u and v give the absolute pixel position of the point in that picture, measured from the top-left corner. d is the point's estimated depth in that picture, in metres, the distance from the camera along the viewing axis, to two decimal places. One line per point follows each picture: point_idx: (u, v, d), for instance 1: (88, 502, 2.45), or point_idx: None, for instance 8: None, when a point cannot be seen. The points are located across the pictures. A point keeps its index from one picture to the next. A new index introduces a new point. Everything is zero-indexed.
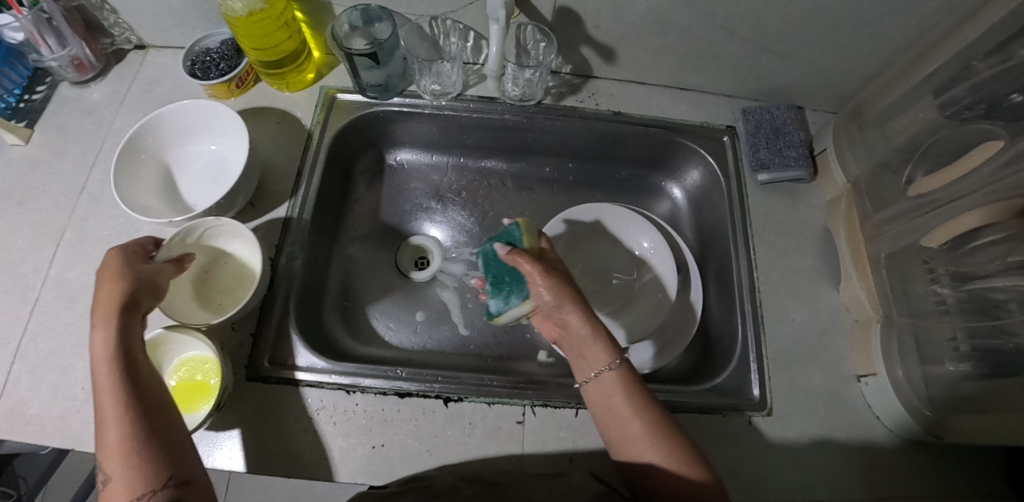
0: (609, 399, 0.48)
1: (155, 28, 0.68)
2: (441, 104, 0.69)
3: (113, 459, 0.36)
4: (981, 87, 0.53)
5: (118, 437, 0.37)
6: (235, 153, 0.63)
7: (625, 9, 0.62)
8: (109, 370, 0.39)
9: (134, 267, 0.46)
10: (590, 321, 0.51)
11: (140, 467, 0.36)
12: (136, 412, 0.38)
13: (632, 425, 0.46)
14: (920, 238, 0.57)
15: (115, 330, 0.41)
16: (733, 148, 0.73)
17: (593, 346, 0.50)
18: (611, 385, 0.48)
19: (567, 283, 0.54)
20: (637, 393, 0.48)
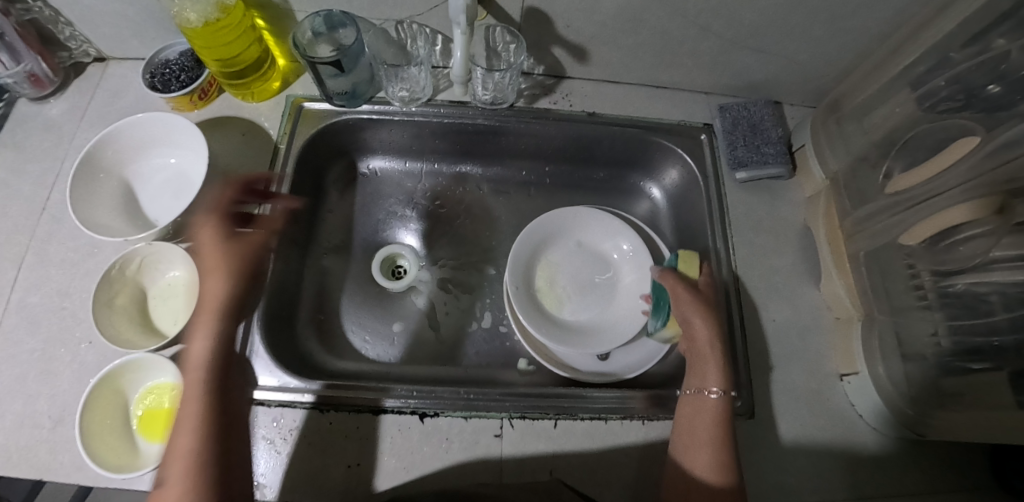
0: (698, 416, 0.51)
1: (113, 39, 0.66)
2: (411, 110, 0.67)
3: (182, 464, 0.41)
4: (958, 80, 0.52)
5: (197, 404, 0.45)
6: (195, 164, 0.61)
7: (596, 8, 0.60)
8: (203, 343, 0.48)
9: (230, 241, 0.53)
10: (715, 345, 0.54)
11: (200, 457, 0.42)
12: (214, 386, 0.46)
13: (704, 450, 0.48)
14: (898, 235, 0.57)
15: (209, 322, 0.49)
16: (711, 146, 0.71)
17: (710, 367, 0.53)
18: (706, 405, 0.51)
19: (710, 305, 0.58)
20: (722, 424, 0.50)
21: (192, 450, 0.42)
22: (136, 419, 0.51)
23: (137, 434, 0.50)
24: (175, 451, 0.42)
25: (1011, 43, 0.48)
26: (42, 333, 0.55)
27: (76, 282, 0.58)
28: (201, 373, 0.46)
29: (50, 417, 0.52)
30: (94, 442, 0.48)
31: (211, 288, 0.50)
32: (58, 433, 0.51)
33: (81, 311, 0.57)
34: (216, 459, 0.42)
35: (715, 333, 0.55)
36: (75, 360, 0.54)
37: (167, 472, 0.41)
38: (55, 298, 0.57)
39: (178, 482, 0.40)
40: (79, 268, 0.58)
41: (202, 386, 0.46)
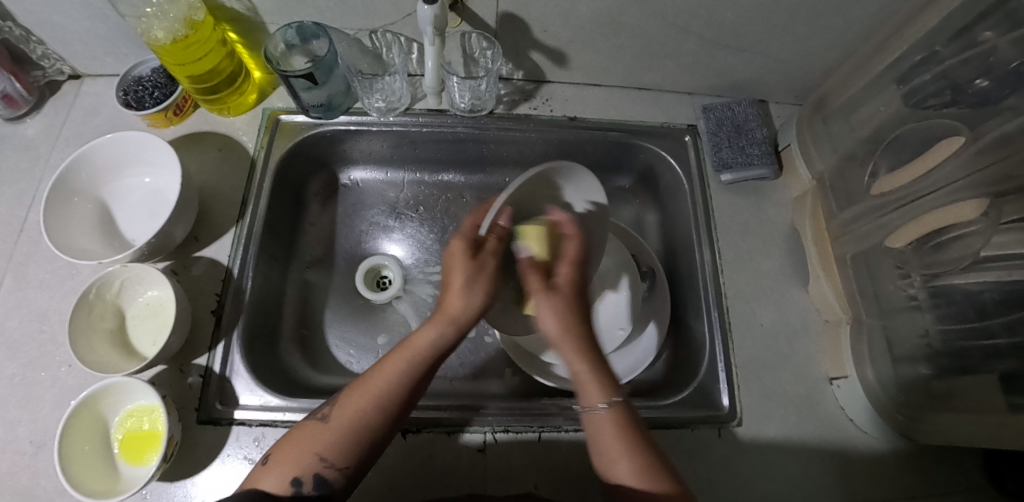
0: (604, 431, 0.43)
1: (86, 57, 0.65)
2: (389, 121, 0.67)
3: (339, 423, 0.42)
4: (944, 76, 0.51)
5: (372, 392, 0.44)
6: (171, 183, 0.60)
7: (571, 12, 0.59)
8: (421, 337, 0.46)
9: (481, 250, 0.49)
10: (583, 350, 0.46)
11: (336, 440, 0.42)
12: (404, 378, 0.45)
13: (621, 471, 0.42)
14: (886, 238, 0.56)
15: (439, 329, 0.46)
16: (696, 148, 0.70)
17: (584, 377, 0.45)
18: (600, 419, 0.44)
19: (575, 302, 0.49)
20: (628, 431, 0.43)
21: (361, 416, 0.43)
22: (117, 443, 0.50)
23: (118, 459, 0.50)
24: (350, 403, 0.43)
25: (997, 37, 0.46)
26: (23, 358, 0.55)
27: (54, 305, 0.58)
28: (416, 357, 0.45)
29: (31, 442, 0.52)
30: (75, 469, 0.47)
31: (457, 294, 0.47)
32: (39, 459, 0.51)
33: (61, 334, 0.56)
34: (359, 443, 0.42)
35: (577, 325, 0.48)
36: (55, 384, 0.54)
37: (334, 410, 0.43)
38: (34, 321, 0.57)
39: (329, 441, 0.42)
40: (57, 290, 0.58)
41: (409, 368, 0.45)
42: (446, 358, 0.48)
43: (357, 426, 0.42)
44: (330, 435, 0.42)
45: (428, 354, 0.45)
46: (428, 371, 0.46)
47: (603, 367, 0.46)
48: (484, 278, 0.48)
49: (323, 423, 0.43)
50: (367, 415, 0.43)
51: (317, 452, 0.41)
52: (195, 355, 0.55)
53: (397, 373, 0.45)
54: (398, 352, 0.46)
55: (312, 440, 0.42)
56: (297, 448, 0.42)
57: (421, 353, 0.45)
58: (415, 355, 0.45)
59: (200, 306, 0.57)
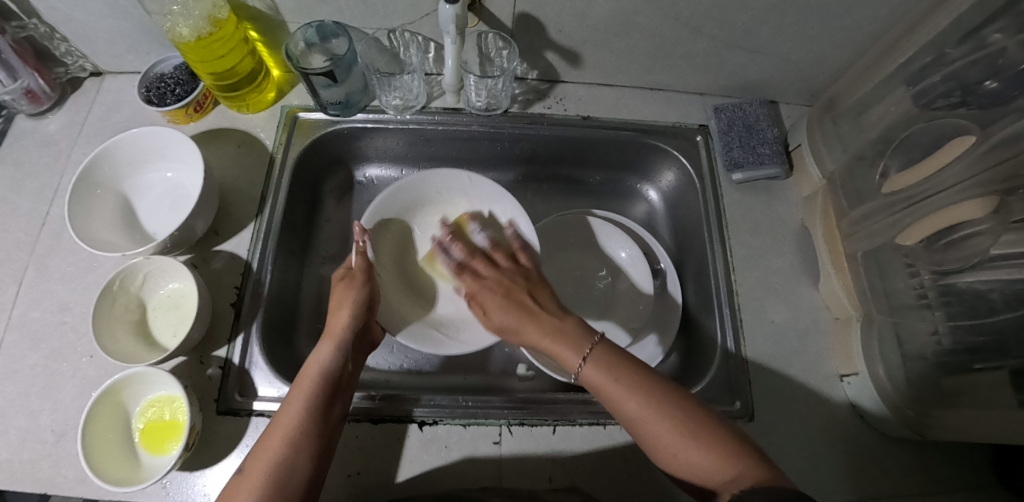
0: (610, 389, 0.45)
1: (108, 54, 0.66)
2: (405, 119, 0.68)
3: (261, 464, 0.43)
4: (955, 77, 0.52)
5: (283, 431, 0.45)
6: (192, 178, 0.61)
7: (587, 12, 0.60)
8: (308, 376, 0.49)
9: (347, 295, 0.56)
10: (509, 303, 0.53)
11: (255, 485, 0.41)
12: (290, 417, 0.46)
13: (660, 429, 0.42)
14: (896, 235, 0.57)
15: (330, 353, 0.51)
16: (707, 147, 0.71)
17: (545, 342, 0.50)
18: (593, 372, 0.46)
19: (536, 284, 0.56)
20: (624, 369, 0.46)
21: (274, 455, 0.43)
22: (138, 432, 0.51)
23: (139, 448, 0.51)
24: (264, 448, 0.44)
25: (1006, 38, 0.47)
26: (45, 348, 0.56)
27: (76, 297, 0.58)
28: (310, 387, 0.48)
29: (53, 431, 0.52)
30: (97, 457, 0.48)
31: (336, 324, 0.54)
32: (61, 448, 0.52)
33: (82, 326, 0.57)
34: (271, 483, 0.42)
35: (512, 298, 0.53)
36: (77, 374, 0.55)
37: (246, 462, 0.44)
38: (55, 313, 0.58)
39: (253, 483, 0.42)
40: (79, 282, 0.59)
41: (307, 398, 0.47)
42: (336, 388, 0.50)
43: (282, 463, 0.43)
44: (245, 485, 0.42)
45: (314, 384, 0.48)
46: (328, 399, 0.48)
47: (558, 324, 0.50)
48: (360, 306, 0.55)
49: (240, 475, 0.43)
50: (277, 454, 0.43)
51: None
52: (215, 347, 0.56)
53: (299, 405, 0.46)
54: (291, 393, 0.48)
55: (235, 489, 0.42)
56: (226, 498, 0.42)
57: (315, 379, 0.49)
58: (310, 386, 0.48)
59: (221, 299, 0.58)
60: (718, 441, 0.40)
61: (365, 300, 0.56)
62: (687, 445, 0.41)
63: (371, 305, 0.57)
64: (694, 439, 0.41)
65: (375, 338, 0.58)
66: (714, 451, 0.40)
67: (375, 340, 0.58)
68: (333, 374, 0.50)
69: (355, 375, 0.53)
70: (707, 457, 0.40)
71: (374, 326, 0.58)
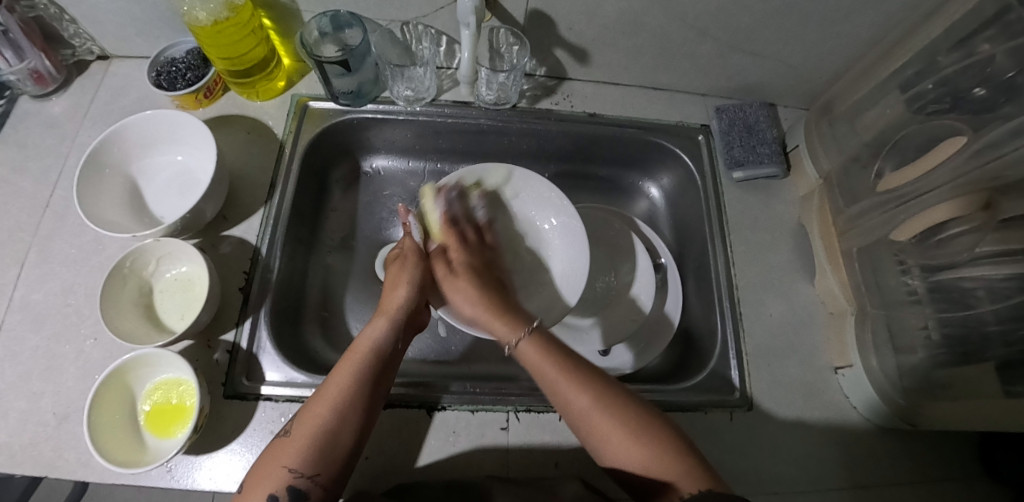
0: (543, 367, 0.49)
1: (117, 38, 0.66)
2: (415, 110, 0.69)
3: (310, 427, 0.44)
4: (946, 82, 0.54)
5: (335, 395, 0.45)
6: (202, 163, 0.62)
7: (597, 11, 0.62)
8: (360, 347, 0.50)
9: (404, 275, 0.57)
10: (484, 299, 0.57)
11: (310, 450, 0.42)
12: (348, 384, 0.46)
13: (599, 421, 0.45)
14: (891, 231, 0.58)
15: (385, 327, 0.52)
16: (708, 147, 0.74)
17: (478, 316, 0.56)
18: (529, 348, 0.51)
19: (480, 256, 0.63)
20: (558, 352, 0.50)
21: (322, 420, 0.44)
22: (144, 414, 0.51)
23: (144, 430, 0.50)
24: (311, 413, 0.44)
25: (995, 47, 0.50)
26: (47, 330, 0.55)
27: (80, 279, 0.58)
28: (361, 359, 0.48)
29: (55, 414, 0.51)
30: (102, 438, 0.48)
31: (393, 298, 0.55)
32: (63, 430, 0.51)
33: (86, 308, 0.57)
34: (328, 444, 0.43)
35: (486, 285, 0.58)
36: (80, 356, 0.54)
37: (295, 425, 0.44)
38: (59, 295, 0.57)
39: (300, 445, 0.43)
40: (83, 265, 0.58)
41: (358, 369, 0.47)
42: (390, 360, 0.50)
43: (329, 429, 0.44)
44: (296, 445, 0.43)
45: (365, 355, 0.49)
46: (378, 373, 0.48)
47: (510, 311, 0.56)
48: (413, 283, 0.56)
49: (287, 438, 0.44)
50: (327, 419, 0.44)
51: (285, 463, 0.42)
52: (222, 331, 0.56)
53: (348, 375, 0.47)
54: (342, 363, 0.48)
55: (282, 450, 0.43)
56: (273, 459, 0.42)
57: (365, 353, 0.49)
58: (361, 356, 0.49)
59: (228, 284, 0.58)
60: (647, 431, 0.44)
61: (418, 279, 0.58)
62: (630, 446, 0.43)
63: (424, 284, 0.58)
64: (640, 439, 0.43)
65: (422, 318, 0.58)
66: (661, 453, 0.42)
67: (422, 324, 0.58)
68: (385, 349, 0.50)
69: (403, 353, 0.53)
70: (640, 453, 0.43)
71: (423, 306, 0.58)
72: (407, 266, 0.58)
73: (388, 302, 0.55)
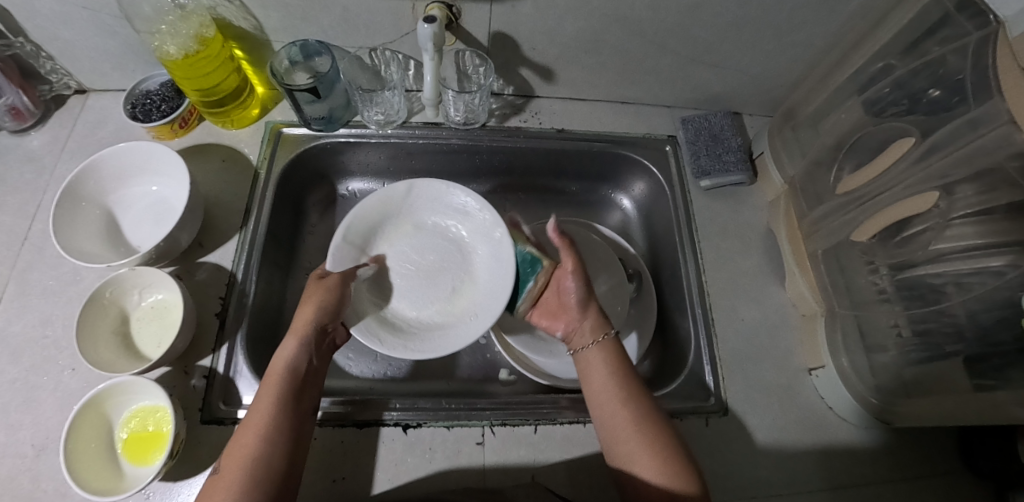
0: (598, 374, 0.53)
1: (93, 72, 0.68)
2: (387, 133, 0.70)
3: (237, 460, 0.44)
4: (897, 87, 0.56)
5: (261, 422, 0.46)
6: (178, 191, 0.63)
7: (558, 30, 0.64)
8: (278, 377, 0.49)
9: (310, 299, 0.56)
10: (596, 319, 0.57)
11: (239, 482, 0.42)
12: (274, 411, 0.47)
13: (622, 414, 0.49)
14: (852, 233, 0.60)
15: (297, 348, 0.52)
16: (676, 157, 0.75)
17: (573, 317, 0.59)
18: (593, 355, 0.55)
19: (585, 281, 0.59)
20: (620, 368, 0.53)
21: (249, 448, 0.44)
22: (120, 443, 0.51)
23: (121, 458, 0.51)
24: (237, 443, 0.45)
25: (940, 50, 0.52)
26: (25, 362, 0.56)
27: (58, 310, 0.59)
28: (278, 382, 0.49)
29: (32, 445, 0.52)
30: (77, 467, 0.48)
31: (300, 319, 0.54)
32: (40, 462, 0.51)
33: (64, 339, 0.57)
34: (264, 470, 0.43)
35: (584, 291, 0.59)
36: (58, 387, 0.55)
37: (223, 459, 0.44)
38: (37, 326, 0.58)
39: (229, 477, 0.42)
40: (60, 296, 0.59)
41: (277, 393, 0.48)
42: (308, 380, 0.51)
43: (254, 457, 0.44)
44: (225, 480, 0.42)
45: (282, 379, 0.49)
46: (297, 395, 0.49)
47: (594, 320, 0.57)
48: (325, 303, 0.56)
49: (218, 474, 0.44)
50: (252, 447, 0.44)
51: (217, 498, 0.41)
52: (199, 356, 0.57)
53: (268, 401, 0.47)
54: (264, 391, 0.48)
55: (212, 487, 0.43)
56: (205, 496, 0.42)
57: (281, 375, 0.50)
58: (279, 379, 0.49)
59: (205, 309, 0.59)
60: (659, 429, 0.48)
61: (331, 296, 0.57)
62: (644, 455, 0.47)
63: (337, 300, 0.57)
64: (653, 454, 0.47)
65: (342, 333, 0.58)
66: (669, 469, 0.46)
67: (343, 339, 0.59)
68: (301, 368, 0.51)
69: (323, 368, 0.54)
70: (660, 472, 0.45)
71: (339, 321, 0.58)
72: (313, 287, 0.57)
73: (295, 325, 0.54)
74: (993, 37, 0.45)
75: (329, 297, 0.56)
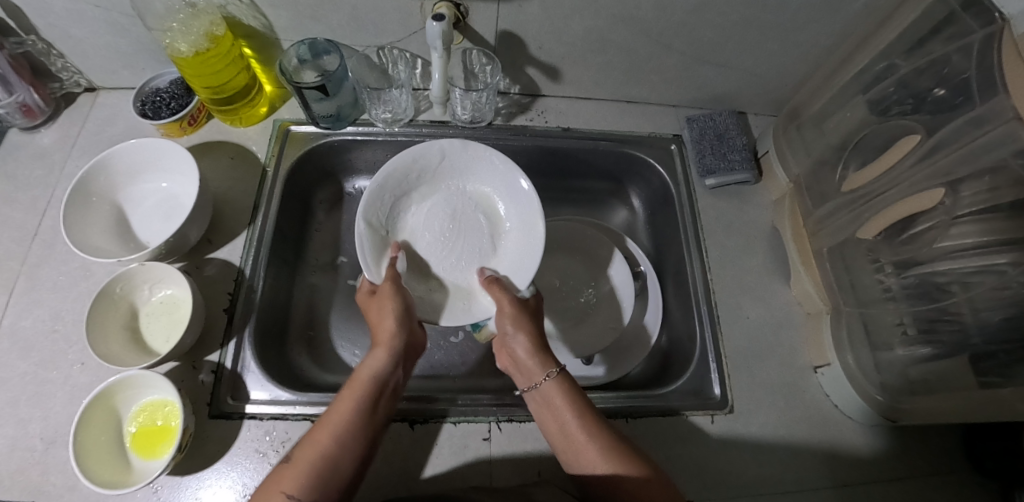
0: (551, 408, 0.51)
1: (104, 70, 0.69)
2: (394, 131, 0.71)
3: (310, 457, 0.43)
4: (902, 85, 0.57)
5: (342, 425, 0.46)
6: (187, 188, 0.64)
7: (564, 29, 0.64)
8: (361, 384, 0.50)
9: (396, 313, 0.55)
10: (534, 346, 0.55)
11: (314, 479, 0.42)
12: (359, 416, 0.47)
13: (582, 444, 0.47)
14: (857, 230, 0.60)
15: (388, 359, 0.53)
16: (681, 156, 0.76)
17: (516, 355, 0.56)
18: (546, 389, 0.52)
19: (530, 316, 0.58)
20: (574, 398, 0.51)
21: (323, 448, 0.44)
22: (129, 436, 0.51)
23: (130, 452, 0.51)
24: (312, 440, 0.45)
25: (945, 48, 0.52)
26: (35, 357, 0.56)
27: (68, 305, 0.59)
28: (362, 388, 0.49)
29: (41, 439, 0.52)
30: (87, 460, 0.48)
31: (387, 329, 0.54)
32: (49, 455, 0.51)
33: (73, 334, 0.58)
34: (336, 473, 0.43)
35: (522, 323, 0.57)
36: (67, 381, 0.55)
37: (295, 451, 0.44)
38: (46, 321, 0.58)
39: (302, 473, 0.42)
40: (70, 291, 0.60)
41: (359, 399, 0.48)
42: (390, 393, 0.52)
43: (327, 456, 0.44)
44: (297, 475, 0.42)
45: (369, 386, 0.50)
46: (375, 403, 0.49)
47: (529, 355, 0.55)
48: (400, 311, 0.56)
49: (287, 465, 0.43)
50: (326, 447, 0.44)
51: (284, 489, 0.41)
52: (207, 351, 0.57)
53: (350, 405, 0.48)
54: (347, 395, 0.49)
55: (280, 477, 0.42)
56: (272, 487, 0.42)
57: (364, 382, 0.50)
58: (362, 386, 0.49)
59: (213, 305, 0.59)
60: (624, 455, 0.46)
61: (405, 305, 0.57)
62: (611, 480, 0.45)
63: (413, 313, 0.57)
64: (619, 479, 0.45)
65: (421, 343, 0.59)
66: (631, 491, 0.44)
67: (419, 351, 0.59)
68: (386, 378, 0.52)
69: (402, 382, 0.54)
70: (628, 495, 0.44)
71: (417, 333, 0.58)
72: (393, 297, 0.56)
73: (375, 333, 0.55)
74: (999, 34, 0.45)
75: (409, 313, 0.57)
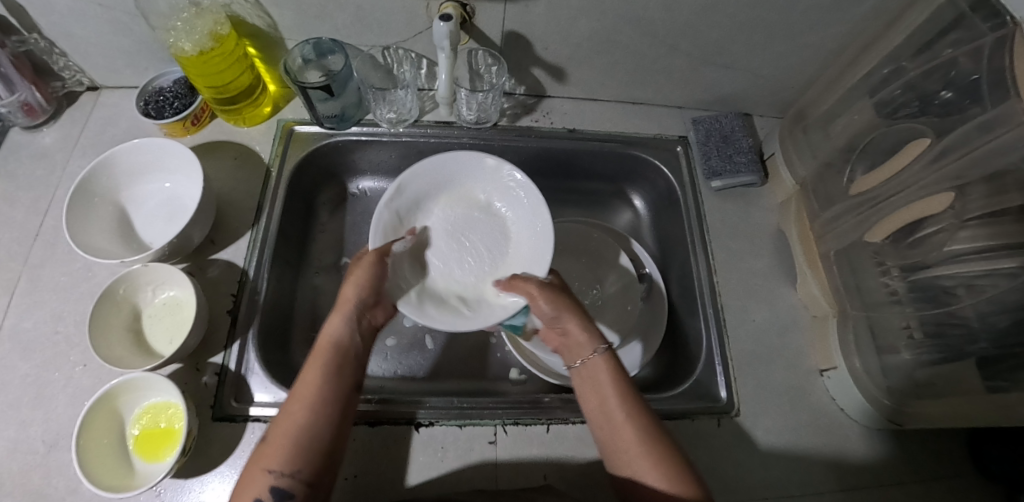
0: (602, 391, 0.49)
1: (106, 69, 0.68)
2: (398, 131, 0.70)
3: (285, 430, 0.44)
4: (910, 88, 0.56)
5: (310, 394, 0.46)
6: (190, 188, 0.63)
7: (571, 30, 0.64)
8: (326, 351, 0.49)
9: (359, 281, 0.53)
10: (583, 328, 0.53)
11: (291, 449, 0.43)
12: (326, 383, 0.47)
13: (627, 431, 0.46)
14: (864, 234, 0.59)
15: (347, 324, 0.52)
16: (687, 157, 0.76)
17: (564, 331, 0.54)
18: (596, 369, 0.50)
19: (566, 295, 0.56)
20: (623, 387, 0.49)
21: (297, 419, 0.44)
22: (132, 439, 0.51)
23: (133, 455, 0.50)
24: (285, 411, 0.45)
25: (954, 51, 0.52)
26: (37, 358, 0.56)
27: (70, 307, 0.59)
28: (327, 355, 0.49)
29: (43, 441, 0.52)
30: (90, 463, 0.48)
31: (346, 296, 0.53)
32: (51, 459, 0.51)
33: (75, 335, 0.57)
34: (312, 442, 0.44)
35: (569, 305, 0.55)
36: (69, 383, 0.55)
37: (271, 427, 0.45)
38: (48, 322, 0.58)
39: (279, 446, 0.43)
40: (72, 292, 0.59)
41: (324, 366, 0.48)
42: (354, 356, 0.51)
43: (303, 428, 0.44)
44: (275, 448, 0.43)
45: (330, 353, 0.49)
46: (342, 368, 0.49)
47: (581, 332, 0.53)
48: (370, 279, 0.54)
49: (265, 441, 0.44)
50: (299, 418, 0.44)
51: (265, 466, 0.42)
52: (211, 353, 0.57)
53: (315, 374, 0.47)
54: (311, 363, 0.48)
55: (261, 454, 0.43)
56: (255, 462, 0.43)
57: (329, 349, 0.49)
58: (325, 353, 0.49)
59: (216, 306, 0.59)
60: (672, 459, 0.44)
61: (376, 275, 0.54)
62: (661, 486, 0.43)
63: (381, 280, 0.55)
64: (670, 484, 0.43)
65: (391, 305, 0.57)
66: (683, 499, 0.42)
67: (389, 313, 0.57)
68: (347, 343, 0.51)
69: (369, 345, 0.54)
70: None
71: (383, 295, 0.56)
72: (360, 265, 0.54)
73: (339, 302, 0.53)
74: (1009, 38, 0.45)
75: (372, 280, 0.54)
